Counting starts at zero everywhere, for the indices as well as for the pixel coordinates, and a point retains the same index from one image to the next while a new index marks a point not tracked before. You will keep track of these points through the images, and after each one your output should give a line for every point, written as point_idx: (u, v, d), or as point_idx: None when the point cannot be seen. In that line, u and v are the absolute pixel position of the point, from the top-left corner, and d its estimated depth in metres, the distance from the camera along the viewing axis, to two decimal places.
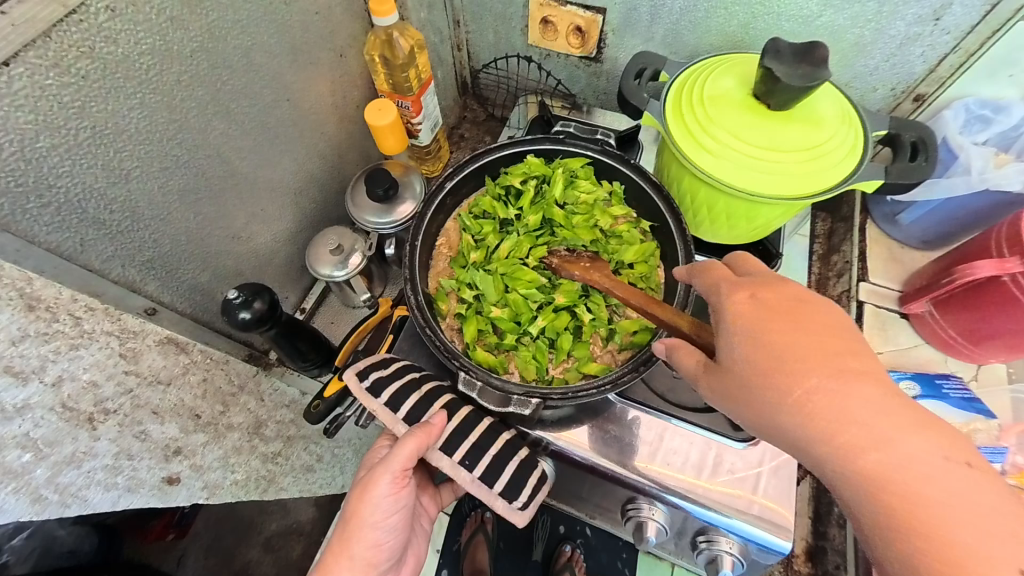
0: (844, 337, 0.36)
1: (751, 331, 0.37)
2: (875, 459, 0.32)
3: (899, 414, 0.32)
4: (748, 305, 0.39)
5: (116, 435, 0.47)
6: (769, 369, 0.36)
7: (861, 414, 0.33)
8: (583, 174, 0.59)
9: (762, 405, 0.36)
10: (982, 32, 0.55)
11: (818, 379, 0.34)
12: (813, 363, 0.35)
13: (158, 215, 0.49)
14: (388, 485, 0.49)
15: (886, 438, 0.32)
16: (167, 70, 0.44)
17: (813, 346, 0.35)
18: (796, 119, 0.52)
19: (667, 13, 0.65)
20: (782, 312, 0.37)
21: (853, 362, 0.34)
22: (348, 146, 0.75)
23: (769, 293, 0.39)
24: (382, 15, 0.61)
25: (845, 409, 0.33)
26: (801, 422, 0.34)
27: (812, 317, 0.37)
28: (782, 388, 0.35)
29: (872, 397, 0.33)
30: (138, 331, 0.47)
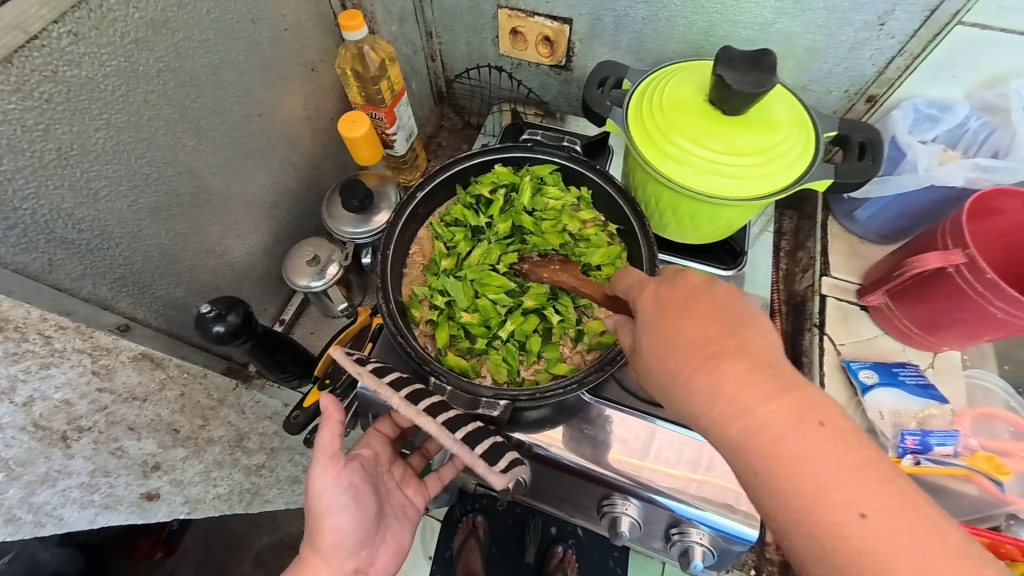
0: (731, 319, 0.38)
1: (647, 323, 0.41)
2: (740, 426, 0.34)
3: (769, 384, 0.34)
4: (650, 300, 0.42)
5: (91, 453, 0.48)
6: (660, 353, 0.39)
7: (732, 386, 0.35)
8: (551, 180, 0.60)
9: (658, 385, 0.39)
10: (925, 36, 0.58)
11: (699, 358, 0.37)
12: (696, 344, 0.37)
13: (129, 233, 0.49)
14: (323, 470, 0.50)
15: (754, 406, 0.34)
16: (134, 91, 0.45)
17: (698, 330, 0.38)
18: (751, 124, 0.54)
19: (631, 22, 0.68)
20: (676, 301, 0.40)
21: (733, 342, 0.37)
22: (323, 157, 0.76)
23: (669, 284, 0.42)
24: (352, 30, 0.63)
25: (717, 383, 0.35)
26: (686, 398, 0.37)
27: (704, 302, 0.39)
28: (669, 370, 0.38)
29: (746, 371, 0.35)
30: (111, 348, 0.47)
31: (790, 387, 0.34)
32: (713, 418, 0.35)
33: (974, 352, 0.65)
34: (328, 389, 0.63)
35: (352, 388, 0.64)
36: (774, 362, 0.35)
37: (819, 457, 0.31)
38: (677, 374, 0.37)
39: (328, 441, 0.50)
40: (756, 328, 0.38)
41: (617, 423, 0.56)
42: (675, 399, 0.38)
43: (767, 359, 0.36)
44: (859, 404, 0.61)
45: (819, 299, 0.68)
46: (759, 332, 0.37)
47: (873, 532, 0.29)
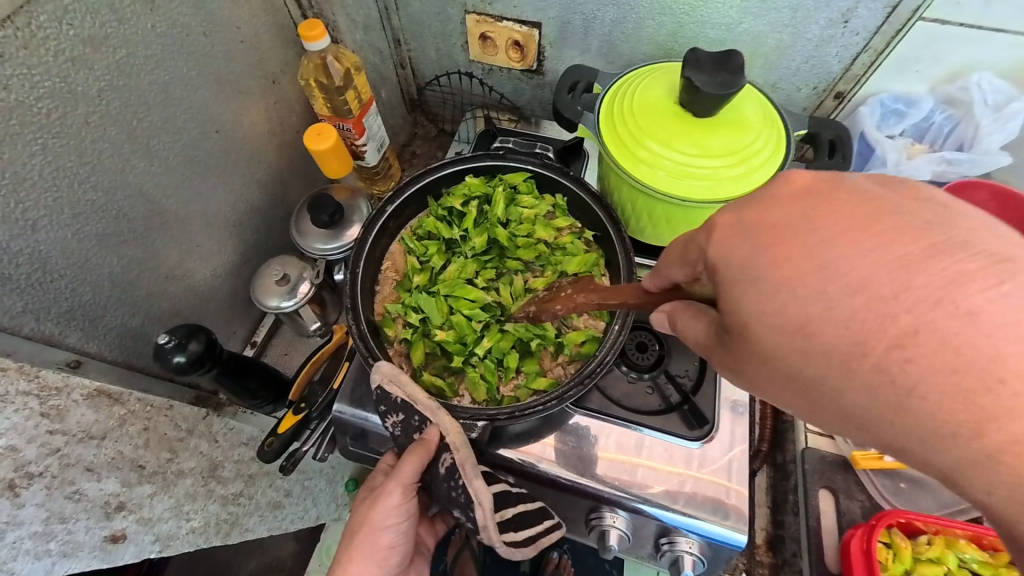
0: (906, 226, 0.27)
1: (763, 276, 0.29)
2: (974, 394, 0.24)
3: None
4: (744, 239, 0.31)
5: (44, 499, 0.44)
6: (800, 322, 0.28)
7: (955, 343, 0.24)
8: (524, 188, 0.60)
9: (810, 370, 0.28)
10: (888, 32, 0.58)
11: (893, 308, 0.25)
12: (870, 285, 0.26)
13: (74, 263, 0.46)
14: (397, 496, 0.50)
15: (1005, 364, 0.23)
16: (72, 112, 0.43)
17: (869, 259, 0.26)
18: (722, 124, 0.54)
19: (600, 25, 0.67)
20: (801, 226, 0.29)
21: (938, 265, 0.25)
22: (290, 171, 0.74)
23: (777, 205, 0.30)
24: (313, 40, 0.60)
25: (926, 334, 0.24)
26: (876, 381, 0.26)
27: (849, 212, 0.28)
28: (834, 337, 0.27)
29: (995, 312, 0.23)
30: (61, 387, 0.44)
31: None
32: (917, 396, 0.25)
33: None
34: (304, 412, 0.61)
35: (330, 410, 0.62)
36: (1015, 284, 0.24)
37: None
38: (853, 343, 0.26)
39: (408, 472, 0.48)
40: (949, 228, 0.26)
41: (603, 432, 0.55)
42: (842, 383, 0.27)
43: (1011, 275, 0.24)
44: None
45: None
46: (963, 234, 0.26)
47: None
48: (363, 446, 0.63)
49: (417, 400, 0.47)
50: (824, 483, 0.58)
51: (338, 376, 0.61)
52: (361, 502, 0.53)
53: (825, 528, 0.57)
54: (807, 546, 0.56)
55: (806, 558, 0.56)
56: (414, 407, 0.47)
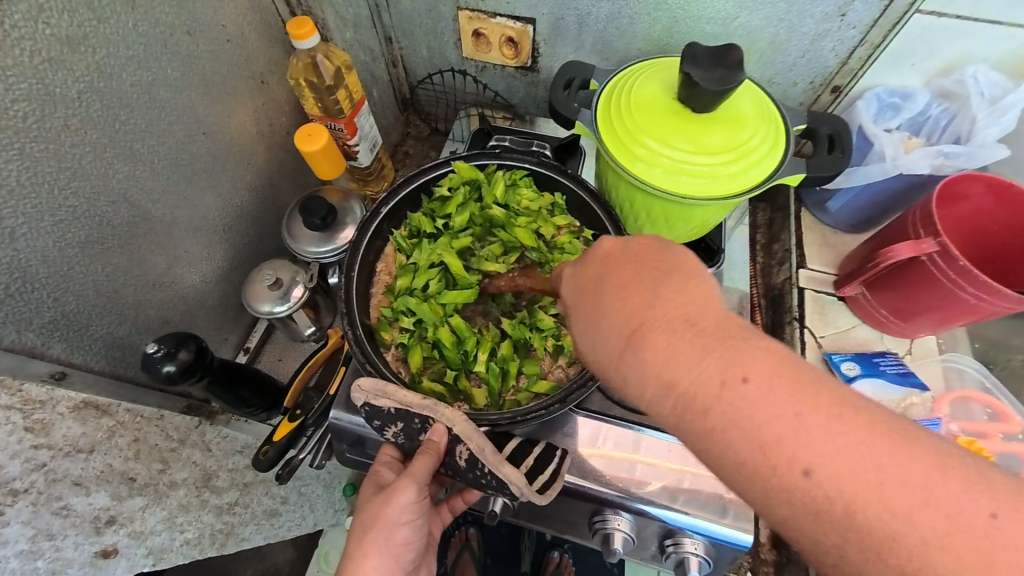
0: (651, 279, 0.33)
1: (576, 316, 0.37)
2: (703, 420, 0.28)
3: (722, 364, 0.28)
4: (573, 286, 0.39)
5: (30, 516, 0.43)
6: (596, 352, 0.34)
7: (664, 368, 0.30)
8: (522, 186, 0.58)
9: (618, 393, 0.34)
10: (883, 26, 0.58)
11: (625, 343, 0.32)
12: (616, 324, 0.33)
13: (57, 271, 0.45)
14: (413, 492, 0.49)
15: (693, 381, 0.29)
16: (50, 115, 0.41)
17: (618, 304, 0.33)
18: (718, 120, 0.53)
19: (594, 21, 0.66)
20: (592, 280, 0.37)
21: (660, 308, 0.32)
22: (281, 173, 0.72)
23: (587, 265, 0.38)
24: (302, 38, 0.59)
25: (660, 367, 0.30)
26: (640, 401, 0.32)
27: (621, 268, 0.35)
28: (602, 361, 0.34)
29: (686, 344, 0.30)
30: (46, 400, 0.43)
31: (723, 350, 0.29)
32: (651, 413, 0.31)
33: (947, 336, 0.66)
34: (300, 419, 0.60)
35: (326, 416, 0.61)
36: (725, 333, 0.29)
37: (794, 451, 0.26)
38: (609, 366, 0.33)
39: (422, 472, 0.47)
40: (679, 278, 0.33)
41: (603, 433, 0.54)
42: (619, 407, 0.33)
43: (701, 318, 0.30)
44: None
45: (797, 291, 0.68)
46: (691, 283, 0.32)
47: (923, 541, 0.23)
48: (360, 453, 0.62)
49: (414, 405, 0.46)
50: None
51: (334, 382, 0.60)
52: (369, 501, 0.52)
53: None
54: None
55: None
56: (413, 412, 0.47)
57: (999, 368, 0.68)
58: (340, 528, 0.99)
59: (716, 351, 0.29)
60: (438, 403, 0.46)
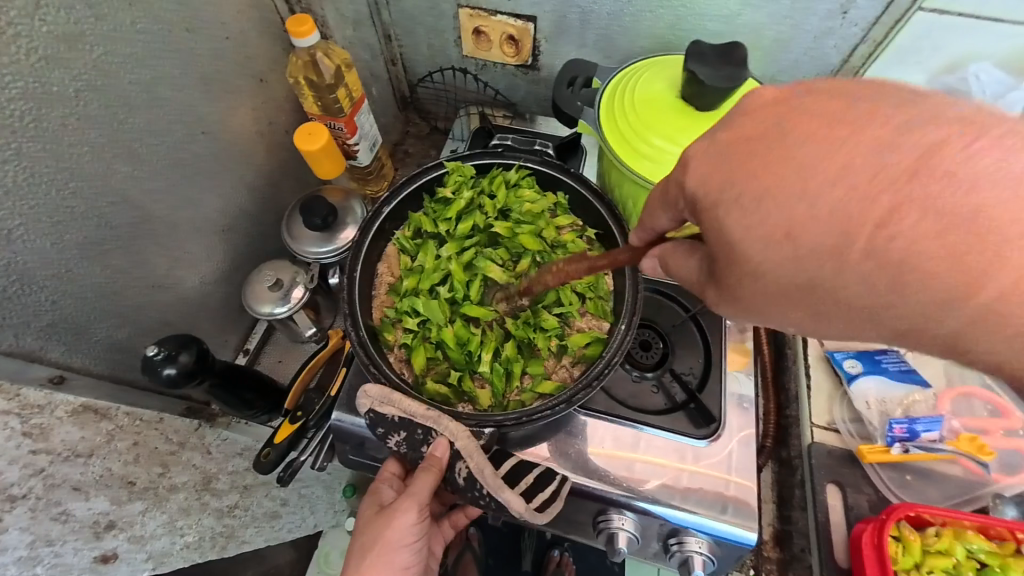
0: (869, 117, 0.30)
1: (745, 191, 0.32)
2: (932, 257, 0.27)
3: (955, 189, 0.27)
4: (716, 161, 0.34)
5: (29, 523, 0.43)
6: (786, 229, 0.31)
7: (900, 215, 0.28)
8: (525, 184, 0.58)
9: (807, 275, 0.32)
10: (886, 24, 0.58)
11: (865, 192, 0.29)
12: (847, 172, 0.29)
13: (55, 274, 0.44)
14: (414, 513, 0.50)
15: (955, 219, 0.27)
16: (48, 114, 0.40)
17: (841, 150, 0.30)
18: (723, 118, 0.53)
19: (597, 18, 0.66)
20: (770, 135, 0.32)
21: (906, 142, 0.28)
22: (280, 173, 0.71)
23: (740, 127, 0.34)
24: (302, 36, 0.58)
25: (894, 217, 0.28)
26: (854, 266, 0.30)
27: (827, 112, 0.31)
28: (812, 234, 0.31)
29: (954, 175, 0.27)
30: (45, 404, 0.42)
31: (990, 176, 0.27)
32: (893, 264, 0.28)
33: None
34: (301, 421, 0.59)
35: (328, 417, 0.60)
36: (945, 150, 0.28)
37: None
38: (837, 232, 0.30)
39: (424, 490, 0.48)
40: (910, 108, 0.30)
41: (606, 433, 0.54)
42: (835, 274, 0.30)
43: (956, 143, 0.28)
44: (845, 394, 0.61)
45: None
46: (923, 112, 0.29)
47: None
48: (363, 454, 0.61)
49: (417, 416, 0.46)
50: (832, 478, 0.58)
51: (336, 384, 0.59)
52: (371, 521, 0.52)
53: (834, 523, 0.56)
54: (814, 542, 0.56)
55: (815, 554, 0.56)
56: (416, 422, 0.46)
57: None
58: (340, 529, 0.99)
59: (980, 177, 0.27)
60: (442, 415, 0.46)
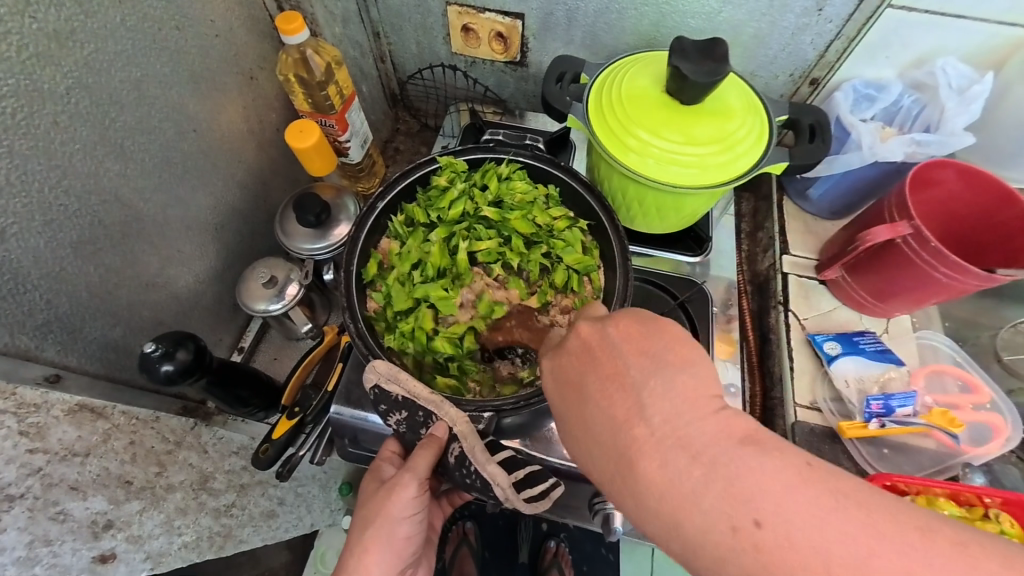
0: (638, 379, 0.33)
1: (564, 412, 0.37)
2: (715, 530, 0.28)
3: (721, 480, 0.28)
4: (555, 381, 0.38)
5: (27, 523, 0.42)
6: (588, 453, 0.35)
7: (657, 477, 0.30)
8: (516, 177, 0.59)
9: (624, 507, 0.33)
10: (859, 20, 0.60)
11: (617, 450, 0.32)
12: (602, 431, 0.34)
13: (48, 272, 0.44)
14: (416, 489, 0.50)
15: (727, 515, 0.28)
16: (39, 112, 0.40)
17: (596, 421, 0.34)
18: (706, 112, 0.55)
19: (583, 16, 0.67)
20: (575, 380, 0.36)
21: (678, 423, 0.31)
22: (271, 171, 0.71)
23: (562, 357, 0.38)
24: (291, 34, 0.58)
25: (656, 480, 0.30)
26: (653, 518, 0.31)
27: (607, 369, 0.35)
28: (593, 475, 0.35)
29: (700, 464, 0.29)
30: (41, 403, 0.42)
31: (705, 464, 0.29)
32: (643, 518, 0.31)
33: (921, 315, 0.69)
34: (298, 417, 0.59)
35: (325, 413, 0.61)
36: (714, 430, 0.30)
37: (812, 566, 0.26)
38: (606, 473, 0.33)
39: (422, 465, 0.49)
40: (686, 378, 0.33)
41: None
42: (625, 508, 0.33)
43: (687, 440, 0.30)
44: (826, 374, 0.64)
45: (781, 277, 0.71)
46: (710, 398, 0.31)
47: None
48: (362, 447, 0.62)
49: (421, 399, 0.47)
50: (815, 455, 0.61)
51: (332, 378, 0.60)
52: (373, 494, 0.53)
53: None
54: None
55: None
56: (417, 404, 0.48)
57: (969, 345, 0.72)
58: (336, 528, 1.00)
59: (706, 480, 0.28)
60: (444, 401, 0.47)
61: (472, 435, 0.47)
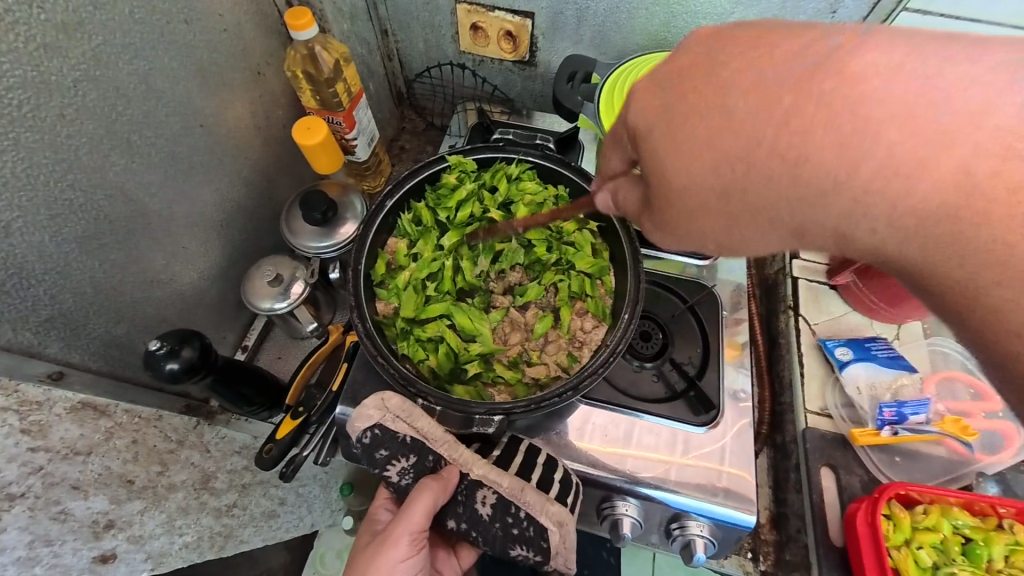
0: (768, 47, 0.33)
1: (669, 119, 0.36)
2: (866, 143, 0.29)
3: (869, 108, 0.29)
4: (660, 91, 0.37)
5: (27, 522, 0.42)
6: (712, 138, 0.34)
7: (818, 123, 0.30)
8: (525, 177, 0.59)
9: (753, 184, 0.33)
10: (873, 23, 0.60)
11: (765, 113, 0.32)
12: (738, 100, 0.33)
13: (53, 268, 0.43)
14: (405, 547, 0.48)
15: (885, 136, 0.29)
16: (46, 104, 0.39)
17: (733, 80, 0.33)
18: None
19: (593, 15, 0.66)
20: (691, 71, 0.36)
21: (816, 66, 0.31)
22: (277, 168, 0.71)
23: (673, 63, 0.38)
24: (300, 29, 0.57)
25: (814, 114, 0.30)
26: (798, 169, 0.31)
27: (724, 50, 0.35)
28: (701, 150, 0.35)
29: (853, 98, 0.29)
30: (43, 401, 0.41)
31: (874, 94, 0.29)
32: (786, 170, 0.32)
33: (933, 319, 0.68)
34: (302, 416, 0.59)
35: (329, 413, 0.60)
36: (840, 51, 0.31)
37: (965, 165, 0.27)
38: (741, 153, 0.33)
39: (418, 518, 0.45)
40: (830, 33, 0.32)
41: (600, 421, 0.56)
42: (757, 190, 0.33)
43: (833, 59, 0.31)
44: (836, 380, 0.64)
45: (791, 282, 0.71)
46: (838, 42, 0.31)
47: None
48: None
49: (433, 440, 0.47)
50: (825, 461, 0.60)
51: (336, 380, 0.59)
52: (360, 556, 0.50)
53: (827, 502, 0.59)
54: (809, 523, 0.58)
55: (810, 534, 0.58)
56: (428, 447, 0.47)
57: None
58: (336, 529, 0.98)
59: (854, 99, 0.29)
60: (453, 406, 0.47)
61: (503, 477, 0.46)
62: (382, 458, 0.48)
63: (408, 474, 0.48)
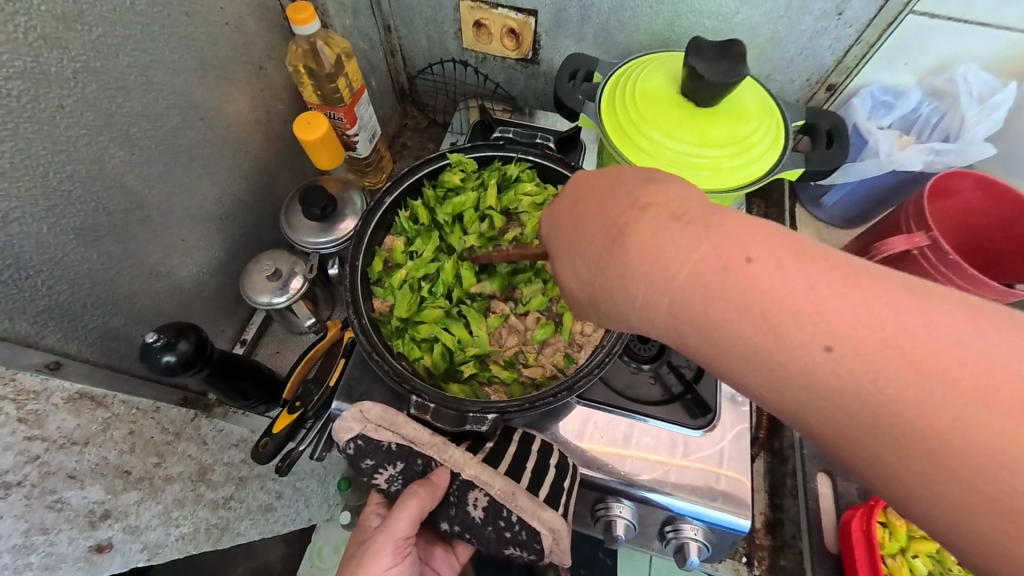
0: (641, 190, 0.36)
1: (559, 237, 0.42)
2: (700, 287, 0.31)
3: (697, 260, 0.31)
4: (558, 209, 0.42)
5: (22, 511, 0.42)
6: (580, 264, 0.39)
7: (643, 264, 0.33)
8: (526, 176, 0.59)
9: (615, 306, 0.37)
10: (880, 25, 0.59)
11: (615, 242, 0.35)
12: (597, 233, 0.37)
13: (50, 258, 0.43)
14: (390, 557, 0.48)
15: (719, 287, 0.30)
16: (44, 95, 0.40)
17: (597, 217, 0.38)
18: (720, 114, 0.54)
19: (596, 13, 0.66)
20: (573, 200, 0.41)
21: (669, 220, 0.34)
22: (277, 163, 0.71)
23: (572, 185, 0.42)
24: (301, 23, 0.57)
25: (655, 254, 0.33)
26: (638, 297, 0.34)
27: (607, 186, 0.39)
28: (584, 277, 0.39)
29: (691, 250, 0.32)
30: (39, 390, 0.42)
31: (712, 245, 0.31)
32: (632, 300, 0.35)
33: None
34: (299, 410, 0.59)
35: (327, 408, 0.60)
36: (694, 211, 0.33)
37: (824, 332, 0.27)
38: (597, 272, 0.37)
39: (404, 523, 0.46)
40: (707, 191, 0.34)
41: (600, 421, 0.56)
42: (613, 308, 0.37)
43: (683, 213, 0.33)
44: None
45: None
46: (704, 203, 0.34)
47: (862, 364, 0.26)
48: None
49: (420, 443, 0.46)
50: (822, 467, 0.60)
51: (332, 377, 0.60)
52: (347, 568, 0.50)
53: (824, 509, 0.59)
54: (805, 529, 0.58)
55: (806, 540, 0.58)
56: (416, 451, 0.47)
57: None
58: (334, 524, 0.99)
59: (703, 249, 0.31)
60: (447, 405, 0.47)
61: (492, 477, 0.45)
62: (370, 464, 0.48)
63: (399, 478, 0.48)
